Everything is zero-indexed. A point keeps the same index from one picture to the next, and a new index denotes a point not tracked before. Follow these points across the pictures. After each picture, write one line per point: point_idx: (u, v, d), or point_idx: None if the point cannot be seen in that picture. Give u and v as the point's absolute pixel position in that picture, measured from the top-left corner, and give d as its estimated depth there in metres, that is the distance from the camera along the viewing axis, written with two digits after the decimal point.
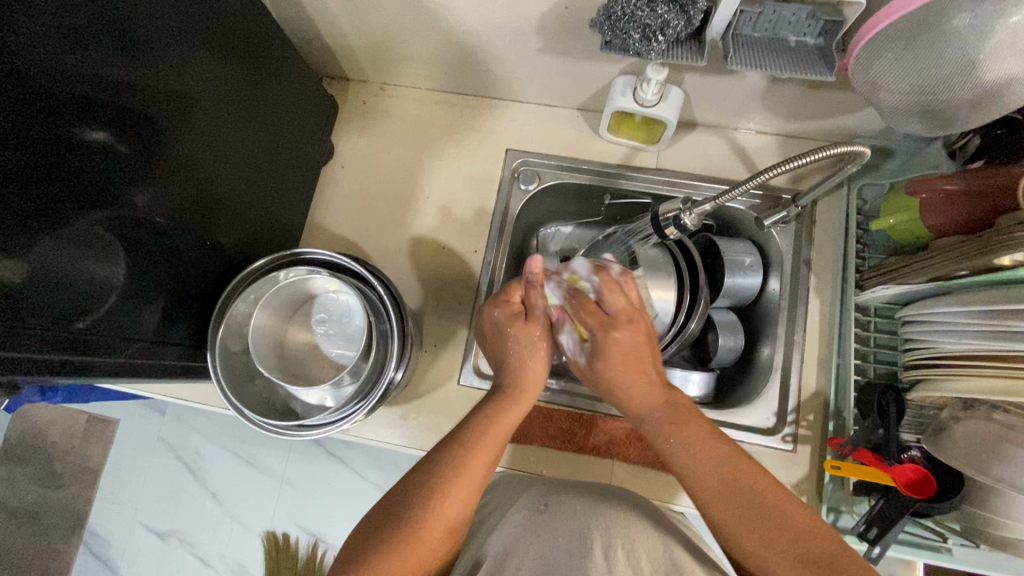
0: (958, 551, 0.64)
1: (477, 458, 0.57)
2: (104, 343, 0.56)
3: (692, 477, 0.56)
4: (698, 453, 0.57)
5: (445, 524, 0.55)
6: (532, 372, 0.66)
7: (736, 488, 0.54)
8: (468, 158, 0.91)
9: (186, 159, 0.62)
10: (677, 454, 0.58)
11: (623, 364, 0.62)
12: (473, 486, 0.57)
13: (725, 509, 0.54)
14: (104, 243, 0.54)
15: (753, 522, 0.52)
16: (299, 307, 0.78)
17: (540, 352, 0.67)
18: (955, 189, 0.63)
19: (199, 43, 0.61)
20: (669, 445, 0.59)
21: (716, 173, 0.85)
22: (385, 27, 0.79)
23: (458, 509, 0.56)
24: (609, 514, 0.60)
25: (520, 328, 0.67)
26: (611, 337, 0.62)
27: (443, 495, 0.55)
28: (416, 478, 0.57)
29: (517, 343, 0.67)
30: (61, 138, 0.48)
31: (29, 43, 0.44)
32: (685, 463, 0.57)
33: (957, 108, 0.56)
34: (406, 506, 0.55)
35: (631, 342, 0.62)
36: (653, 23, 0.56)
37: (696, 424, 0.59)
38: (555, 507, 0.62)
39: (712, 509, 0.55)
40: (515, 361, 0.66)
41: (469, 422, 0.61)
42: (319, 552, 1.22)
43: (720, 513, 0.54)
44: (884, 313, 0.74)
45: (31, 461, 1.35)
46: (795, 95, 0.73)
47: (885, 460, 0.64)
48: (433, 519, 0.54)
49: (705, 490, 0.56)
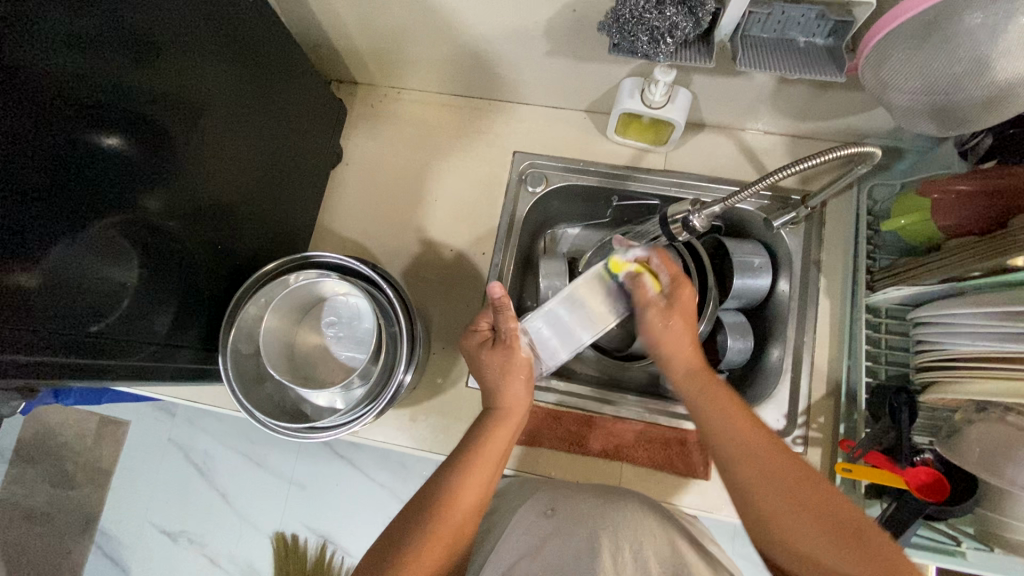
0: (973, 555, 0.61)
1: (474, 476, 0.58)
2: (117, 347, 0.56)
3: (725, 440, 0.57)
4: (738, 420, 0.57)
5: (449, 544, 0.55)
6: (512, 394, 0.64)
7: (766, 459, 0.54)
8: (476, 161, 0.91)
9: (197, 164, 0.63)
10: (709, 423, 0.59)
11: (686, 322, 0.64)
12: (473, 504, 0.58)
13: (756, 475, 0.54)
14: (117, 247, 0.55)
15: (783, 489, 0.52)
16: (309, 311, 0.78)
17: (518, 371, 0.64)
18: (965, 189, 0.63)
19: (209, 46, 0.61)
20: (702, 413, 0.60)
21: (724, 174, 0.85)
22: (393, 31, 0.80)
23: (461, 522, 0.57)
24: (618, 518, 0.60)
25: (491, 353, 0.65)
26: (683, 292, 0.64)
27: (446, 512, 0.56)
28: (422, 497, 0.58)
29: (493, 368, 0.65)
30: (74, 143, 0.49)
31: (41, 52, 0.45)
32: (717, 428, 0.58)
33: (970, 109, 0.55)
34: (412, 526, 0.56)
35: (691, 305, 0.65)
36: (661, 25, 0.56)
37: (727, 399, 0.59)
38: (563, 512, 0.62)
39: (743, 478, 0.54)
40: (498, 387, 0.64)
41: (464, 442, 0.62)
42: (328, 553, 1.22)
43: (751, 479, 0.54)
44: (894, 314, 0.73)
45: (44, 462, 1.37)
46: (805, 95, 0.73)
47: (897, 463, 0.63)
48: (438, 535, 0.55)
49: (737, 457, 0.56)
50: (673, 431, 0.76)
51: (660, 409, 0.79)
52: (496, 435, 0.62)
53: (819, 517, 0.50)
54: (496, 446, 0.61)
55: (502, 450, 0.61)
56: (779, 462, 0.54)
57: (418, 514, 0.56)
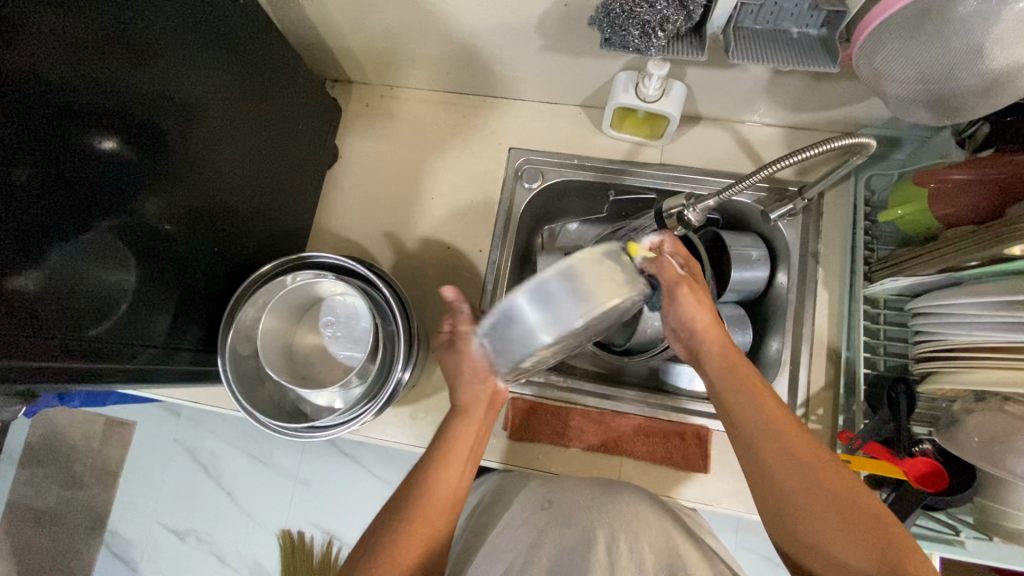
0: (972, 544, 0.61)
1: (441, 481, 0.59)
2: (117, 350, 0.57)
3: (751, 420, 0.55)
4: (791, 435, 0.53)
5: (431, 537, 0.57)
6: (473, 394, 0.62)
7: (796, 443, 0.53)
8: (472, 157, 0.91)
9: (194, 166, 0.64)
10: (758, 435, 0.54)
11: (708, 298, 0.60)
12: (442, 509, 0.58)
13: (779, 459, 0.52)
14: (114, 249, 0.55)
15: (808, 473, 0.51)
16: (307, 311, 0.78)
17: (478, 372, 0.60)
18: (963, 178, 0.62)
19: (203, 46, 0.62)
20: (750, 424, 0.55)
21: (721, 167, 0.84)
22: (385, 29, 0.79)
23: (437, 516, 0.57)
24: (613, 509, 0.61)
25: (450, 354, 0.62)
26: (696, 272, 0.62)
27: (423, 506, 0.57)
28: (403, 492, 0.59)
29: (453, 369, 0.62)
30: (73, 147, 0.49)
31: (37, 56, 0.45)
32: (763, 436, 0.54)
33: (965, 97, 0.55)
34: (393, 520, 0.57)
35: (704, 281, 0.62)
36: (652, 19, 0.56)
37: (773, 399, 0.56)
38: (558, 504, 0.64)
39: (796, 492, 0.51)
40: (457, 387, 0.62)
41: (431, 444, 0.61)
42: (334, 550, 1.23)
43: (773, 462, 0.53)
44: (893, 305, 0.72)
45: (52, 463, 1.38)
46: (800, 86, 0.73)
47: (895, 453, 0.64)
48: (416, 527, 0.56)
49: (792, 478, 0.52)
50: (672, 424, 0.77)
51: (659, 404, 0.79)
52: (460, 434, 0.61)
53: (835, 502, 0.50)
54: (462, 444, 0.61)
55: (469, 445, 0.61)
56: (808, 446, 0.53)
57: (399, 508, 0.57)
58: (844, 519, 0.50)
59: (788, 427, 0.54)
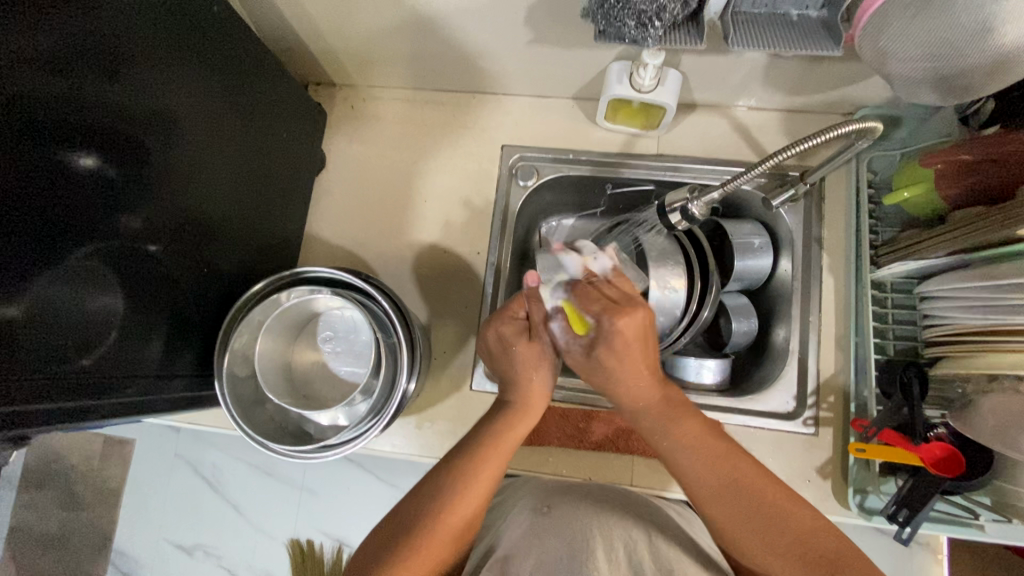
0: (992, 528, 0.63)
1: (489, 464, 0.58)
2: (106, 383, 0.55)
3: (679, 456, 0.56)
4: (702, 457, 0.55)
5: (467, 513, 0.55)
6: (535, 390, 0.64)
7: (694, 436, 0.56)
8: (464, 157, 0.88)
9: (175, 181, 0.61)
10: (681, 461, 0.56)
11: (621, 359, 0.58)
12: (483, 493, 0.57)
13: (674, 443, 0.57)
14: (100, 276, 0.53)
15: (704, 463, 0.55)
16: (305, 326, 0.77)
17: (545, 366, 0.65)
18: (971, 159, 0.61)
19: (183, 58, 0.59)
20: (672, 446, 0.57)
21: (719, 155, 0.83)
22: (367, 28, 0.76)
23: (469, 513, 0.56)
24: (613, 522, 0.61)
25: (527, 346, 0.64)
26: (618, 322, 0.55)
27: (460, 499, 0.55)
28: (434, 477, 0.57)
29: (522, 361, 0.65)
30: (51, 167, 0.47)
31: (12, 72, 0.43)
32: (680, 452, 0.56)
33: (974, 76, 0.53)
34: (425, 510, 0.54)
35: (637, 332, 0.56)
36: (648, 9, 0.54)
37: (693, 420, 0.57)
38: (556, 510, 0.63)
39: (712, 516, 0.54)
40: (516, 380, 0.64)
41: (478, 432, 0.61)
42: (344, 556, 1.22)
43: (672, 445, 0.57)
44: (900, 287, 0.72)
45: (52, 485, 1.35)
46: (798, 69, 0.71)
47: (911, 440, 0.62)
48: (447, 519, 0.54)
49: (705, 497, 0.54)
50: None
51: None
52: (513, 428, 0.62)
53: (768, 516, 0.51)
54: (508, 444, 0.60)
55: (514, 448, 0.60)
56: (711, 444, 0.56)
57: (427, 499, 0.55)
58: (801, 539, 0.50)
59: (718, 462, 0.54)
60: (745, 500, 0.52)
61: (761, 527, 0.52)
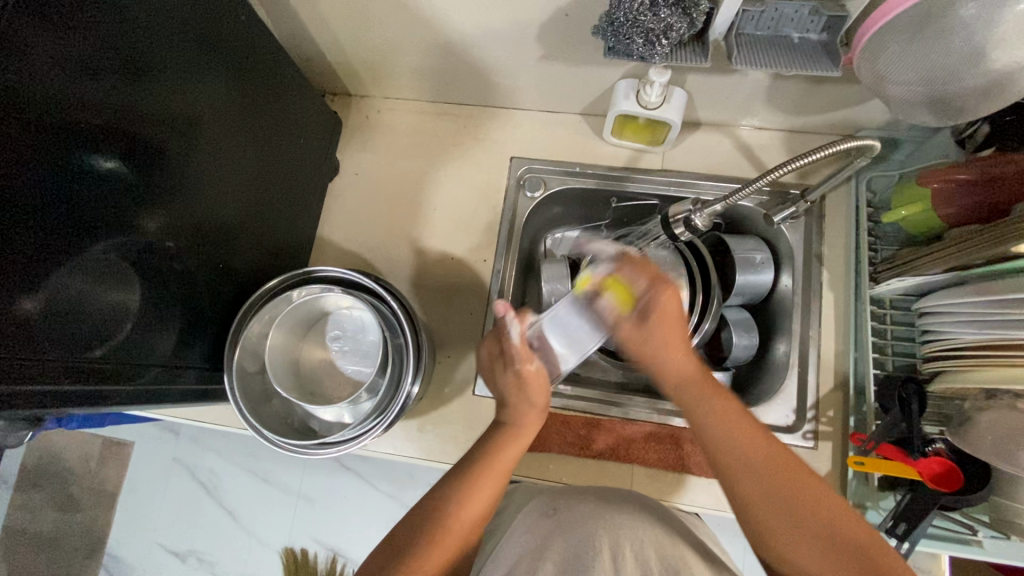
0: (989, 544, 0.62)
1: (486, 487, 0.58)
2: (121, 370, 0.56)
3: (725, 448, 0.55)
4: (743, 432, 0.55)
5: (466, 530, 0.56)
6: (529, 413, 0.64)
7: (730, 415, 0.57)
8: (474, 167, 0.91)
9: (191, 182, 0.62)
10: (718, 442, 0.56)
11: (670, 325, 0.63)
12: (482, 511, 0.57)
13: (709, 420, 0.57)
14: (119, 270, 0.55)
15: (739, 439, 0.55)
16: (313, 325, 0.78)
17: (535, 391, 0.65)
18: (967, 179, 0.63)
19: (203, 65, 0.61)
20: (710, 429, 0.57)
21: (722, 172, 0.85)
22: (386, 41, 0.80)
23: (466, 534, 0.56)
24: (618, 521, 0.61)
25: (510, 376, 0.65)
26: (663, 294, 0.63)
27: (455, 521, 0.55)
28: (436, 494, 0.58)
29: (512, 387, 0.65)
30: (74, 167, 0.48)
31: (39, 72, 0.45)
32: (714, 430, 0.56)
33: (966, 98, 0.55)
34: (426, 523, 0.55)
35: (676, 305, 0.64)
36: (656, 27, 0.57)
37: (724, 400, 0.58)
38: (563, 511, 0.63)
39: (760, 517, 0.53)
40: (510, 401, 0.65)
41: (480, 447, 0.61)
42: (338, 566, 1.21)
43: (710, 425, 0.57)
44: (899, 305, 0.73)
45: (49, 486, 1.35)
46: (800, 90, 0.73)
47: (910, 455, 0.63)
48: (446, 538, 0.55)
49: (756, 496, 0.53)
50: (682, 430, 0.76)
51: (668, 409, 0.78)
52: (509, 448, 0.61)
53: (791, 495, 0.52)
54: (505, 463, 0.60)
55: (512, 468, 0.61)
56: (747, 424, 0.56)
57: (427, 514, 0.56)
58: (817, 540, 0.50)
59: (767, 451, 0.54)
60: (773, 469, 0.53)
61: (785, 507, 0.52)
